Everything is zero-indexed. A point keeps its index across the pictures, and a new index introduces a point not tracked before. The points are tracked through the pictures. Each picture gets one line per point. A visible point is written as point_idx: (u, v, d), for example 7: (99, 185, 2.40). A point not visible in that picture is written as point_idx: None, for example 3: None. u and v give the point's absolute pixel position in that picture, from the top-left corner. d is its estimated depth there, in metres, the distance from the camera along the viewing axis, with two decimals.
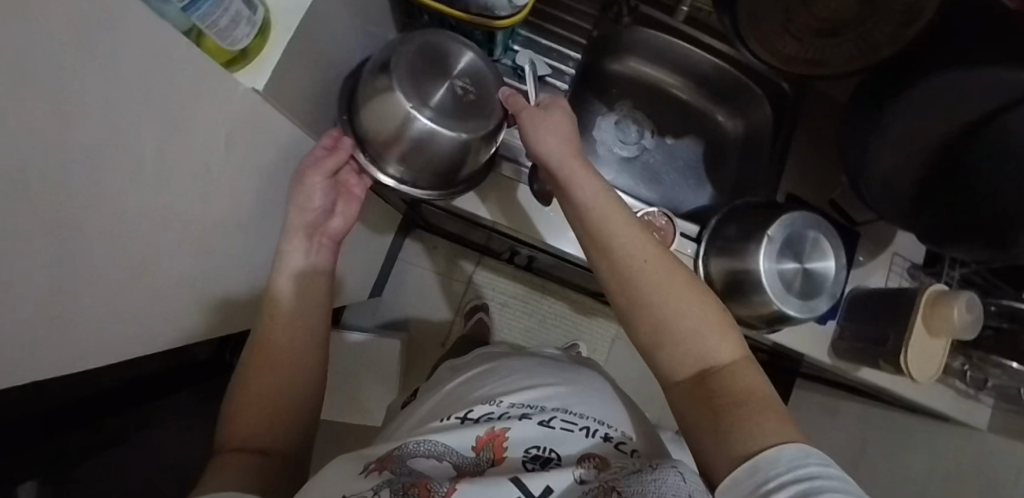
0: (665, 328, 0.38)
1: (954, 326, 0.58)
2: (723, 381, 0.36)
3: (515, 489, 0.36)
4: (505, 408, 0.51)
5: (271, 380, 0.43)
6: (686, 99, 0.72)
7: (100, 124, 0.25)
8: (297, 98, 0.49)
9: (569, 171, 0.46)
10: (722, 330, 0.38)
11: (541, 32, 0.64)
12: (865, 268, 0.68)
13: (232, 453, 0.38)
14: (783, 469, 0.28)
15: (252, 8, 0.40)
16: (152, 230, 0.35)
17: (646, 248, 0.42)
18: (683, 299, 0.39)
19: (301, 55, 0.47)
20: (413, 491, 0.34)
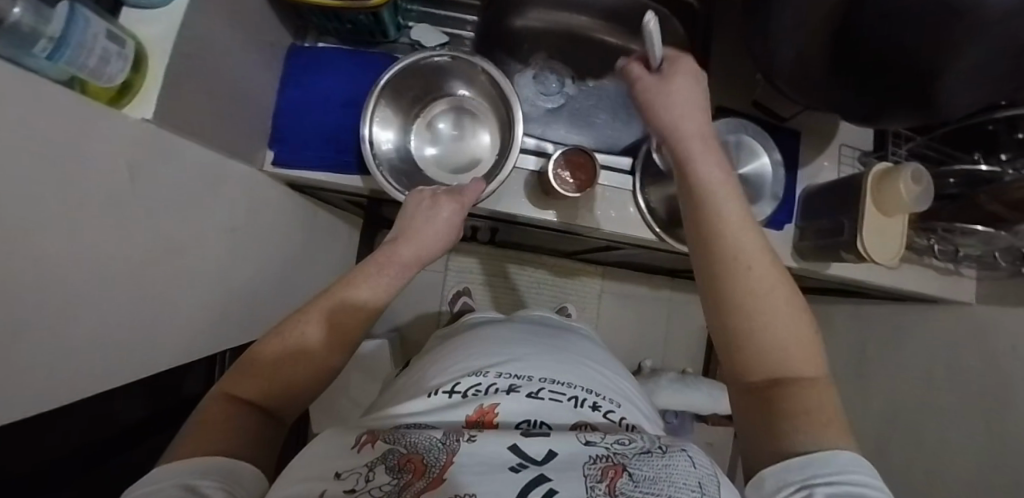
0: (755, 322, 0.37)
1: (906, 202, 0.56)
2: (795, 394, 0.35)
3: (515, 456, 0.34)
4: (492, 378, 0.50)
5: (302, 364, 0.43)
6: (600, 37, 0.71)
7: (41, 172, 0.29)
8: (198, 117, 0.51)
9: (691, 149, 0.43)
10: (808, 345, 0.37)
11: (432, 3, 0.65)
12: (812, 167, 0.68)
13: (224, 400, 0.39)
14: (833, 471, 0.30)
15: (119, 41, 0.41)
16: (98, 266, 0.38)
17: (753, 244, 0.39)
18: (782, 301, 0.37)
19: (187, 74, 0.49)
20: (409, 467, 0.31)
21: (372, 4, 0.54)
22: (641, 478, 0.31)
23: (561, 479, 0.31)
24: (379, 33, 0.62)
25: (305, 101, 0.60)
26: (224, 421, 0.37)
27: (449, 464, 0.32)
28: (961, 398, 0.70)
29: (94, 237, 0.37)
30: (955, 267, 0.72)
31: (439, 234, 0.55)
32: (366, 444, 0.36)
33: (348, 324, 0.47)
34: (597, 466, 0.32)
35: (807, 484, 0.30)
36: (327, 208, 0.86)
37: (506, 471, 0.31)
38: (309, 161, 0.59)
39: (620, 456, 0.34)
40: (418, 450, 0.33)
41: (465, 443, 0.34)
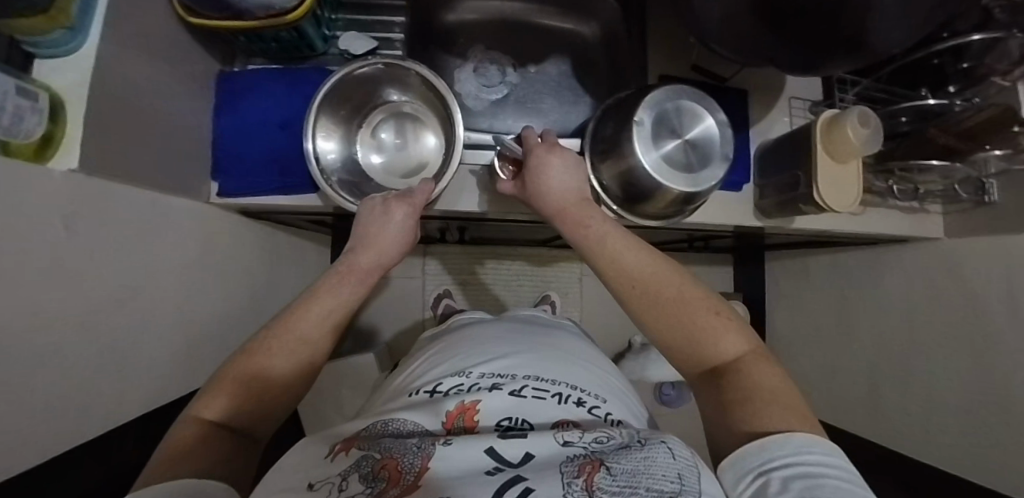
0: (682, 341, 0.42)
1: (855, 147, 0.54)
2: (736, 378, 0.39)
3: (491, 460, 0.32)
4: (474, 379, 0.50)
5: (275, 380, 0.43)
6: (536, 21, 0.70)
7: None
8: (123, 162, 0.49)
9: (576, 218, 0.50)
10: (731, 332, 0.42)
11: (358, 9, 0.63)
12: (764, 124, 0.67)
13: (197, 424, 0.37)
14: (785, 452, 0.31)
15: (31, 95, 0.40)
16: (50, 325, 0.38)
17: (653, 273, 0.45)
18: (692, 308, 0.43)
19: (107, 117, 0.47)
20: (383, 473, 0.30)
21: (289, 19, 0.53)
22: (618, 472, 0.30)
23: (538, 477, 0.29)
24: (306, 47, 0.60)
25: (244, 128, 0.60)
26: (195, 442, 0.35)
27: (424, 471, 0.31)
28: (945, 333, 0.70)
29: (38, 297, 0.36)
30: (920, 205, 0.71)
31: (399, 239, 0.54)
32: (340, 452, 0.35)
33: (319, 335, 0.46)
34: (575, 463, 0.31)
35: (764, 470, 0.31)
36: (291, 230, 0.86)
37: (481, 476, 0.30)
38: (255, 188, 0.58)
39: (598, 453, 0.33)
40: (393, 455, 0.32)
41: (441, 447, 0.34)
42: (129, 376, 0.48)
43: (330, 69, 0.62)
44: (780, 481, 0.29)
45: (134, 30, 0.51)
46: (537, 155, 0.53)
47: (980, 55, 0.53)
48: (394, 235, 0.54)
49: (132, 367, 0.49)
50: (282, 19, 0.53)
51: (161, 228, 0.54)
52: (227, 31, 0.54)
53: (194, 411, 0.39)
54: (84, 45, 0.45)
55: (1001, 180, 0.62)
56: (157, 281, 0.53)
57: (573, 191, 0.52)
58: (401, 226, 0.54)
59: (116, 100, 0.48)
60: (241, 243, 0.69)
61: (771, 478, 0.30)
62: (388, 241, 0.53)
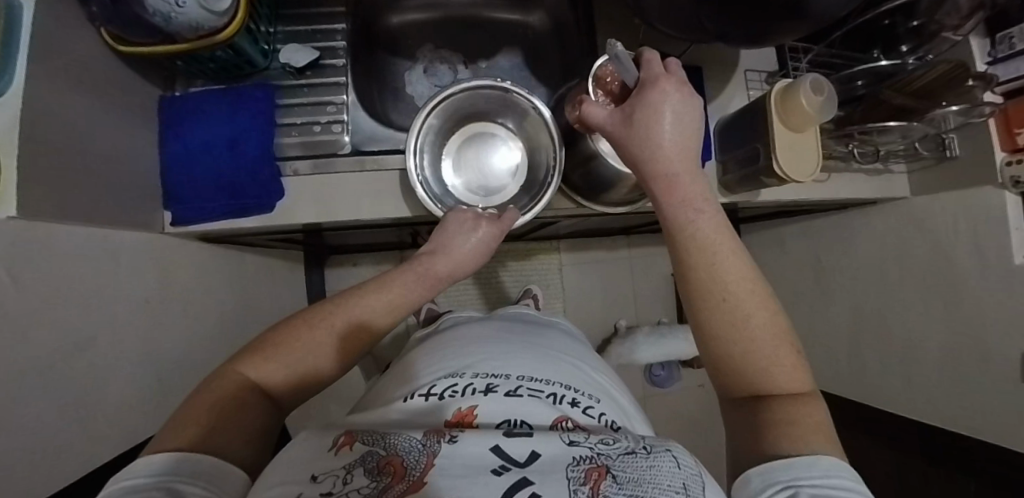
0: (743, 360, 0.38)
1: (810, 114, 0.54)
2: (783, 408, 0.36)
3: (497, 457, 0.32)
4: (470, 380, 0.49)
5: (327, 360, 0.42)
6: (482, 14, 0.69)
7: None
8: (65, 201, 0.48)
9: (672, 189, 0.41)
10: (796, 366, 0.38)
11: (297, 21, 0.62)
12: (722, 99, 0.66)
13: (242, 386, 0.36)
14: (816, 474, 0.30)
15: None
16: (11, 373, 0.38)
17: (737, 272, 0.39)
18: (768, 334, 0.38)
19: (41, 156, 0.45)
20: (388, 469, 0.29)
21: (223, 37, 0.51)
22: (624, 480, 0.30)
23: (544, 481, 0.29)
24: (247, 63, 0.59)
25: (192, 149, 0.58)
26: (234, 409, 0.34)
27: (430, 466, 0.30)
28: (920, 291, 0.70)
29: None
30: (883, 167, 0.71)
31: (464, 262, 0.55)
32: (343, 446, 0.33)
33: (377, 325, 0.46)
34: (580, 467, 0.31)
35: (790, 484, 0.30)
36: (259, 249, 0.84)
37: (488, 474, 0.30)
38: (205, 211, 0.57)
39: (604, 457, 0.33)
40: (398, 453, 0.31)
41: (447, 445, 0.33)
42: (95, 418, 0.48)
43: (272, 84, 0.60)
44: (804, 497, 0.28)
45: (60, 62, 0.49)
46: (650, 98, 0.42)
47: (928, 12, 0.53)
48: (461, 255, 0.54)
49: (99, 408, 0.48)
50: (216, 38, 0.51)
51: (114, 265, 0.52)
52: (161, 56, 0.52)
53: (234, 368, 0.37)
54: (8, 88, 0.42)
55: (961, 134, 0.62)
56: (117, 318, 0.52)
57: (681, 154, 0.41)
58: (469, 248, 0.55)
59: (52, 139, 0.47)
60: (204, 269, 0.68)
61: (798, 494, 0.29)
62: (455, 262, 0.53)
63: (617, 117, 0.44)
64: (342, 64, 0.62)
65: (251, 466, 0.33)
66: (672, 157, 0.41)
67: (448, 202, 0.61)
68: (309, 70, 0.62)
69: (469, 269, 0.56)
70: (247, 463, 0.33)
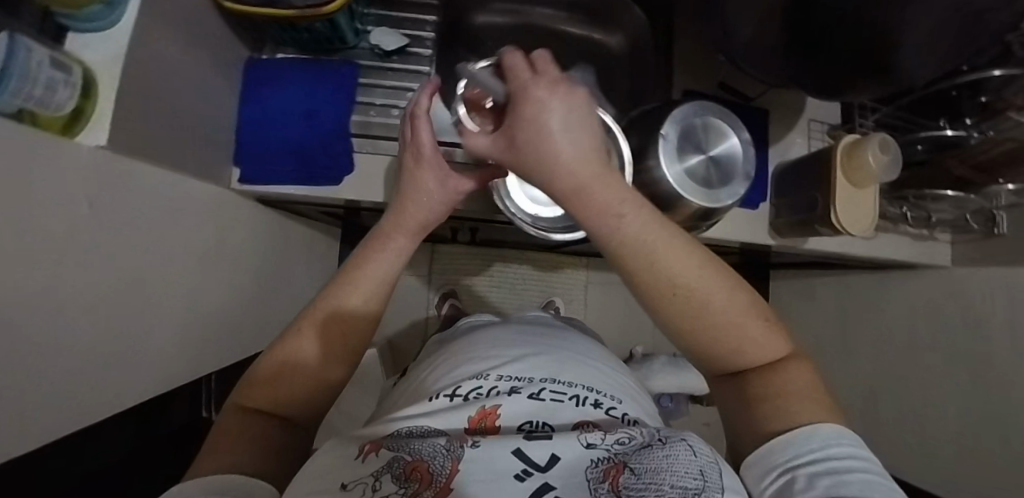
0: (717, 343, 0.40)
1: (873, 172, 0.55)
2: (767, 379, 0.40)
3: (518, 461, 0.31)
4: (493, 382, 0.49)
5: (307, 369, 0.45)
6: (563, 28, 0.71)
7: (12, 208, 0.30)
8: (148, 139, 0.49)
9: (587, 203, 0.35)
10: (764, 335, 0.41)
11: (390, 6, 0.64)
12: (784, 144, 0.68)
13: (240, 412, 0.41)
14: (815, 446, 0.33)
15: (67, 69, 0.41)
16: (77, 297, 0.38)
17: (687, 265, 0.38)
18: (732, 313, 0.39)
19: (136, 92, 0.47)
20: (415, 476, 0.29)
21: (328, 11, 0.53)
22: (642, 470, 0.30)
23: (567, 485, 0.29)
24: (337, 39, 0.60)
25: (270, 115, 0.59)
26: (244, 434, 0.39)
27: (455, 472, 0.30)
28: (941, 360, 0.71)
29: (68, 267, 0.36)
30: (927, 233, 0.73)
31: (432, 206, 0.53)
32: (370, 453, 0.33)
33: (357, 317, 0.48)
34: (599, 467, 0.31)
35: (789, 467, 0.33)
36: (304, 220, 0.86)
37: (511, 480, 0.29)
38: (276, 177, 0.58)
39: (620, 454, 0.33)
40: (423, 458, 0.31)
41: (470, 449, 0.32)
42: (138, 356, 0.48)
43: (358, 63, 0.62)
44: (806, 477, 0.31)
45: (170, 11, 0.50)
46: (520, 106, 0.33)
47: (1001, 89, 0.54)
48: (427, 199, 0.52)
49: (141, 347, 0.48)
50: (321, 11, 0.52)
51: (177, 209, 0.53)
52: (260, 18, 0.53)
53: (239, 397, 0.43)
54: (122, 18, 0.45)
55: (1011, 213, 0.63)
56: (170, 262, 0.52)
57: (587, 164, 0.33)
58: (437, 189, 0.52)
59: (148, 79, 0.48)
60: (255, 230, 0.69)
61: (798, 473, 0.32)
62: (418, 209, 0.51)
63: (502, 140, 0.35)
64: (428, 55, 0.64)
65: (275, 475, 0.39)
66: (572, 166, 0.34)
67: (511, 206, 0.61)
68: (395, 56, 0.64)
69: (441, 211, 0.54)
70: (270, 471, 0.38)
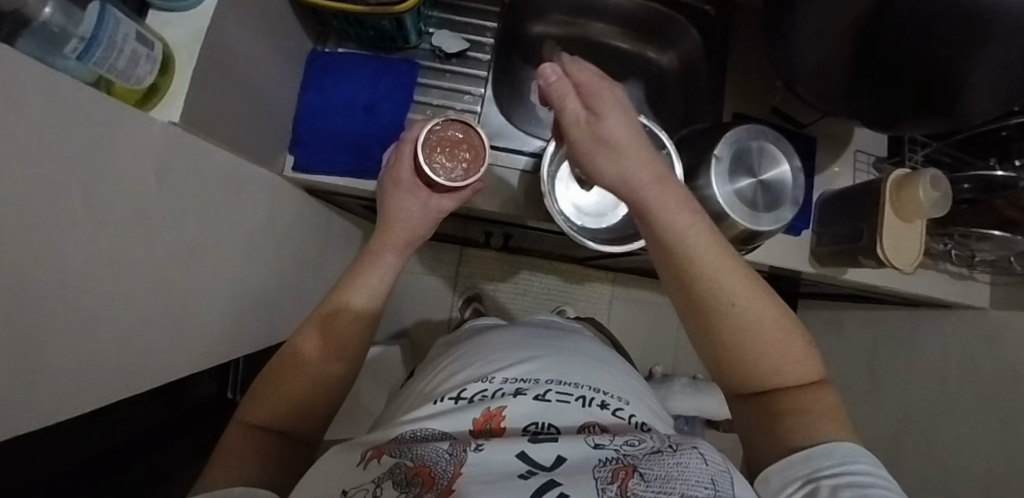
0: (751, 357, 0.41)
1: (926, 207, 0.55)
2: (795, 399, 0.40)
3: (522, 463, 0.33)
4: (499, 384, 0.48)
5: (303, 382, 0.45)
6: (618, 43, 0.72)
7: (82, 168, 0.30)
8: (214, 121, 0.50)
9: (660, 203, 0.42)
10: (799, 354, 0.41)
11: (452, 10, 0.65)
12: (831, 174, 0.68)
13: (245, 429, 0.42)
14: (836, 461, 0.34)
15: (148, 44, 0.41)
16: (130, 265, 0.38)
17: (736, 278, 0.41)
18: (773, 331, 0.41)
19: (212, 75, 0.48)
20: (417, 480, 0.31)
21: (398, 10, 0.53)
22: (653, 478, 0.31)
23: (572, 483, 0.30)
24: (401, 38, 0.61)
25: (326, 107, 0.60)
26: (249, 451, 0.40)
27: (457, 475, 0.31)
28: (969, 401, 0.70)
29: (125, 233, 0.36)
30: (967, 272, 0.72)
31: (418, 223, 0.55)
32: (372, 460, 0.35)
33: (350, 325, 0.49)
34: (607, 467, 0.32)
35: (813, 477, 0.34)
36: (345, 213, 0.87)
37: (516, 478, 0.31)
38: (329, 167, 0.58)
39: (630, 457, 0.34)
40: (427, 461, 0.32)
41: (473, 452, 0.33)
42: (182, 334, 0.48)
43: (418, 63, 0.62)
44: (829, 489, 0.32)
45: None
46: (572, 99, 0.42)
47: None
48: (411, 218, 0.55)
49: (186, 324, 0.48)
50: (391, 9, 0.53)
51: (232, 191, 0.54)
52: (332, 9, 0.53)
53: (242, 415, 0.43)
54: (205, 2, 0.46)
55: None
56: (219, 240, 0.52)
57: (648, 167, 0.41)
58: (419, 210, 0.55)
59: (221, 66, 0.49)
60: (301, 218, 0.70)
61: (821, 485, 0.33)
62: (401, 227, 0.54)
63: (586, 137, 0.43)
64: (487, 59, 0.64)
65: (278, 489, 0.39)
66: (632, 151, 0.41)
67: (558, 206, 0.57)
68: (453, 58, 0.64)
69: (427, 228, 0.56)
70: (273, 487, 0.39)
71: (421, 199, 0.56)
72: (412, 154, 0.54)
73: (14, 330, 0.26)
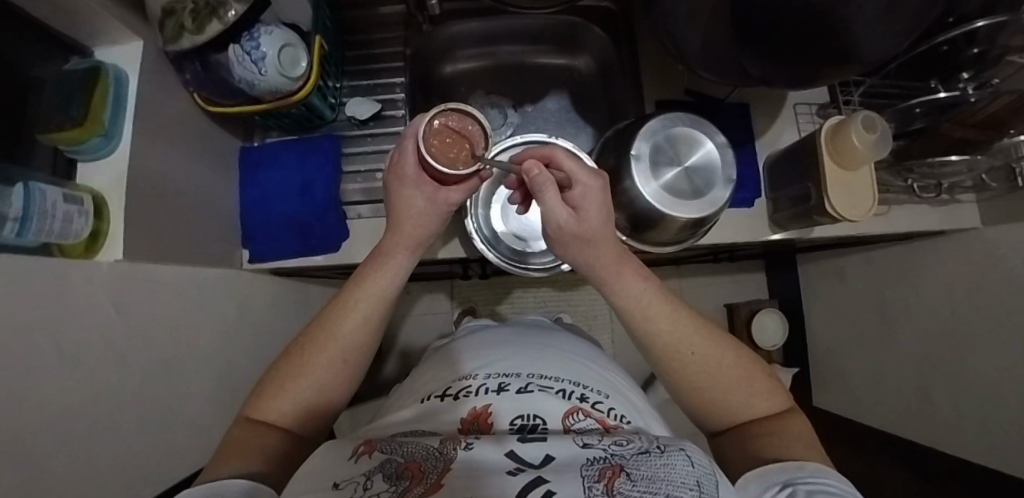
0: (716, 395, 0.42)
1: (862, 152, 0.52)
2: (766, 426, 0.40)
3: (511, 461, 0.28)
4: (482, 380, 0.42)
5: (316, 369, 0.44)
6: (531, 60, 0.75)
7: (60, 332, 0.36)
8: (163, 242, 0.53)
9: (616, 278, 0.44)
10: (762, 386, 0.42)
11: (359, 76, 0.71)
12: (772, 135, 0.67)
13: (249, 425, 0.40)
14: (804, 474, 0.32)
15: (77, 199, 0.44)
16: (123, 395, 0.43)
17: (694, 332, 0.43)
18: (736, 371, 0.42)
19: (150, 202, 0.52)
20: (406, 474, 0.26)
21: (295, 99, 0.59)
22: (639, 477, 0.24)
23: (560, 479, 0.25)
24: (317, 117, 0.66)
25: (265, 196, 0.67)
26: (254, 447, 0.38)
27: (446, 470, 0.26)
28: (975, 325, 0.64)
29: (111, 370, 0.41)
30: (948, 196, 0.67)
31: (427, 220, 0.51)
32: (363, 454, 0.29)
33: (356, 334, 0.46)
34: (594, 466, 0.26)
35: (790, 482, 0.31)
36: (314, 278, 0.91)
37: (499, 475, 0.26)
38: (279, 251, 0.66)
39: (618, 457, 0.27)
40: (416, 459, 0.28)
41: (464, 451, 0.29)
42: (182, 441, 0.52)
43: (338, 134, 0.69)
44: (808, 492, 0.30)
45: (165, 117, 0.56)
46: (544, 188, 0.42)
47: (991, 37, 0.51)
48: (418, 213, 0.51)
49: (184, 431, 0.52)
50: (289, 100, 0.58)
51: (202, 298, 0.57)
52: (245, 113, 0.60)
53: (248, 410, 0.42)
54: (118, 147, 0.49)
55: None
56: (202, 343, 0.56)
57: (610, 249, 0.44)
58: (426, 207, 0.51)
59: (157, 194, 0.53)
60: (272, 301, 0.74)
61: (798, 487, 0.30)
62: (413, 222, 0.50)
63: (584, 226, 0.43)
64: (402, 114, 0.70)
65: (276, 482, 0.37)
66: (602, 245, 0.43)
67: (497, 244, 0.68)
68: (371, 122, 0.70)
69: (437, 226, 0.53)
70: (270, 480, 0.36)
71: (430, 193, 0.51)
72: (416, 148, 0.49)
73: (32, 486, 0.31)
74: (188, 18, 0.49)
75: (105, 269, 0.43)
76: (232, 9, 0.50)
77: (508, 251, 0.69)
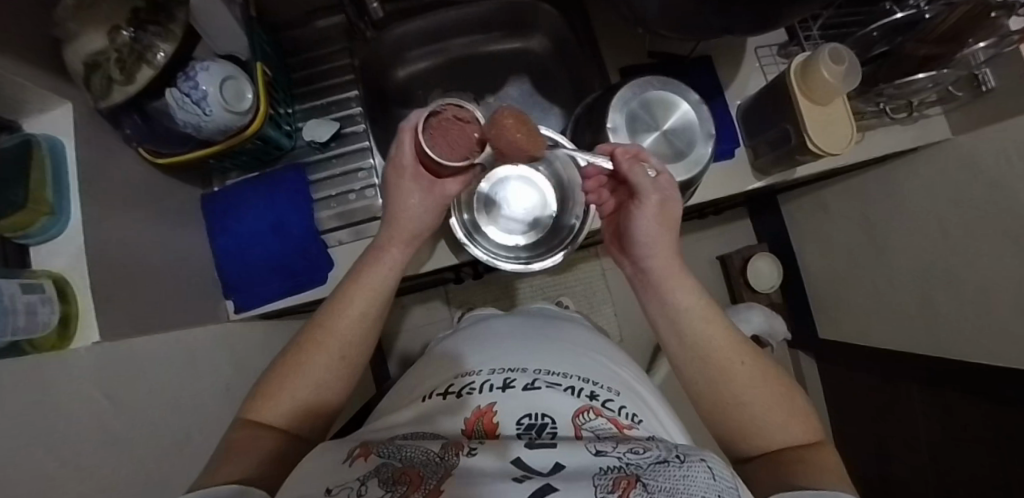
0: (750, 408, 0.39)
1: (833, 87, 0.51)
2: (802, 454, 0.36)
3: (516, 468, 0.23)
4: (486, 375, 0.37)
5: (320, 366, 0.40)
6: (486, 49, 0.73)
7: (66, 422, 0.34)
8: (143, 309, 0.51)
9: (669, 280, 0.45)
10: (800, 414, 0.39)
11: (312, 97, 0.68)
12: (739, 83, 0.66)
13: (247, 427, 0.36)
14: None
15: (39, 288, 0.40)
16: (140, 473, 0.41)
17: (741, 343, 0.42)
18: (776, 394, 0.39)
19: (121, 272, 0.49)
20: (403, 478, 0.22)
21: (249, 133, 0.55)
22: (658, 488, 0.20)
23: (570, 488, 0.20)
24: (275, 148, 0.63)
25: (238, 241, 0.64)
26: (254, 449, 0.34)
27: (447, 476, 0.23)
28: (957, 232, 0.66)
29: (123, 451, 0.40)
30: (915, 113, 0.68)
31: (425, 215, 0.51)
32: (358, 456, 0.26)
33: (359, 331, 0.44)
34: (607, 475, 0.22)
35: None
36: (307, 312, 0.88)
37: (503, 483, 0.21)
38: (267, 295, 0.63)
39: (633, 466, 0.23)
40: (415, 464, 0.24)
41: (464, 457, 0.25)
42: None
43: (303, 163, 0.66)
44: None
45: (115, 178, 0.52)
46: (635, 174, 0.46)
47: None
48: (418, 211, 0.50)
49: None
50: (243, 134, 0.55)
51: (196, 358, 0.55)
52: (198, 159, 0.56)
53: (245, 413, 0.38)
54: (70, 224, 0.45)
55: (994, 66, 0.58)
56: (206, 404, 0.54)
57: (667, 254, 0.46)
58: (422, 205, 0.50)
59: (126, 261, 0.50)
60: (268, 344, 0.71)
61: None
62: (413, 220, 0.50)
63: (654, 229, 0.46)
64: (361, 129, 0.68)
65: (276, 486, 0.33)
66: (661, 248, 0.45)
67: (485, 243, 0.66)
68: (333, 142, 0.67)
69: (431, 221, 0.52)
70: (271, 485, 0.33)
71: (427, 189, 0.50)
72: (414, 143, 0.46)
73: None
74: (114, 69, 0.44)
75: (86, 355, 0.40)
76: (160, 51, 0.47)
77: (496, 248, 0.67)
